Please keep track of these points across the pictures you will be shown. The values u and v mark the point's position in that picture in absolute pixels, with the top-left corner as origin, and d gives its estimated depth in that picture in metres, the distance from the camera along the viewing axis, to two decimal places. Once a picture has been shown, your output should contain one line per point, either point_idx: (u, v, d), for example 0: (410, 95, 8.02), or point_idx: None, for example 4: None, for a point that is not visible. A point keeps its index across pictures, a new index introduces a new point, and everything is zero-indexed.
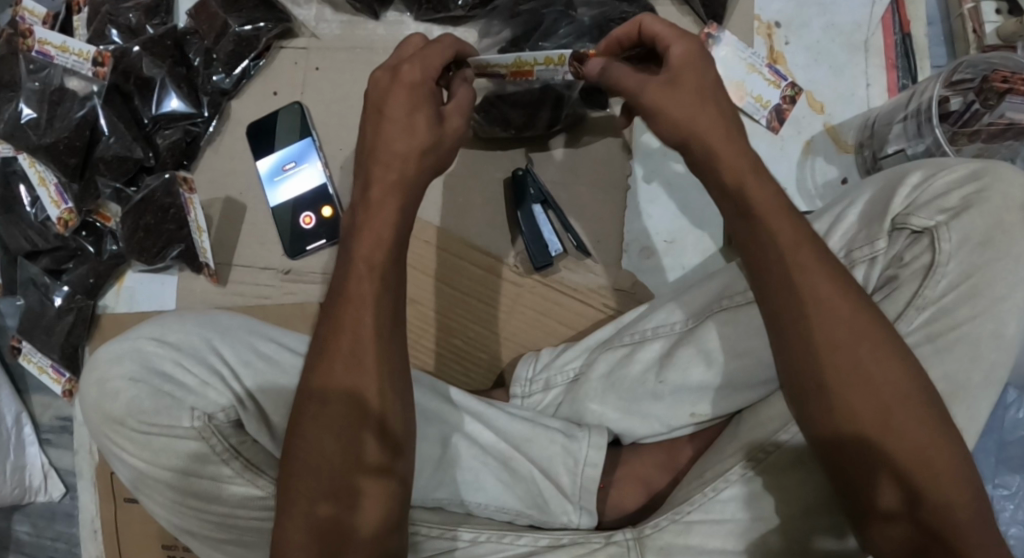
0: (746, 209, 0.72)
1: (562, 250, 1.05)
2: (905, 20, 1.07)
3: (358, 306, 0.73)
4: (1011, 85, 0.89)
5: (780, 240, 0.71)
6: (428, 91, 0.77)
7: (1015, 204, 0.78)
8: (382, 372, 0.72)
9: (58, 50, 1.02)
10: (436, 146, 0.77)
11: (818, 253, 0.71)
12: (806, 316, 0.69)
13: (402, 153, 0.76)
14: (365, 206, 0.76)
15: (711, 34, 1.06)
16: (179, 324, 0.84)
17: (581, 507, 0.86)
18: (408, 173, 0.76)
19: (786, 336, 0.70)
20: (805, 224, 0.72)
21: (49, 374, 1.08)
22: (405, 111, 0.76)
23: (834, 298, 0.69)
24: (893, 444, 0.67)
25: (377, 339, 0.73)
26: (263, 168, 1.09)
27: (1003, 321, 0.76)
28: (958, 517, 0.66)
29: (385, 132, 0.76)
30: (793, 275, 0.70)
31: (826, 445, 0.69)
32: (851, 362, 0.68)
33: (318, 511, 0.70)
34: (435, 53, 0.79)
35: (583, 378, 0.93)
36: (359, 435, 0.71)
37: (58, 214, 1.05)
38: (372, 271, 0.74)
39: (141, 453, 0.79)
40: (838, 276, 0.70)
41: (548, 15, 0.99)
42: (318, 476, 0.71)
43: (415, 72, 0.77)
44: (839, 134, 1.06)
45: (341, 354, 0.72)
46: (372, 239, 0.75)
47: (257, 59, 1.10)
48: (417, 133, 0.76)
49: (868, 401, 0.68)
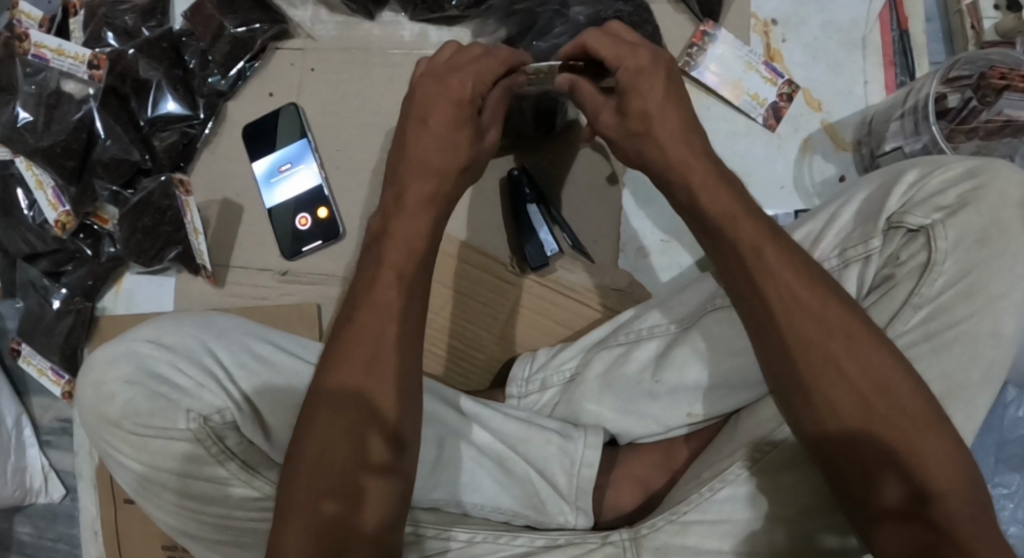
0: (706, 223, 0.73)
1: (557, 249, 1.05)
2: (902, 16, 1.07)
3: (377, 310, 0.73)
4: (1009, 82, 0.88)
5: (742, 250, 0.71)
6: (472, 107, 0.78)
7: (1013, 202, 0.78)
8: (388, 368, 0.72)
9: (54, 53, 1.02)
10: (472, 163, 0.79)
11: (784, 250, 0.71)
12: (775, 316, 0.69)
13: (442, 167, 0.77)
14: (399, 215, 0.76)
15: (706, 32, 1.06)
16: (174, 326, 0.85)
17: (577, 508, 0.86)
18: (444, 188, 0.77)
19: (762, 338, 0.70)
20: (776, 228, 0.72)
21: (48, 376, 1.08)
22: (448, 126, 0.77)
23: (804, 294, 0.69)
24: (881, 437, 0.67)
25: (398, 342, 0.73)
26: (258, 170, 1.09)
27: (1001, 319, 0.76)
28: (956, 507, 0.66)
29: (429, 148, 0.77)
30: (768, 275, 0.70)
31: (820, 442, 0.69)
32: (823, 357, 0.68)
33: (321, 507, 0.69)
34: (484, 67, 0.78)
35: (580, 378, 0.93)
36: (358, 430, 0.70)
37: (55, 217, 1.04)
38: (399, 279, 0.74)
39: (138, 454, 0.79)
40: (807, 271, 0.70)
41: (543, 13, 0.99)
42: (317, 475, 0.69)
43: (463, 88, 0.77)
44: (837, 132, 1.05)
45: (357, 353, 0.72)
46: (403, 247, 0.75)
47: (252, 61, 1.10)
48: (460, 150, 0.77)
49: (850, 395, 0.67)
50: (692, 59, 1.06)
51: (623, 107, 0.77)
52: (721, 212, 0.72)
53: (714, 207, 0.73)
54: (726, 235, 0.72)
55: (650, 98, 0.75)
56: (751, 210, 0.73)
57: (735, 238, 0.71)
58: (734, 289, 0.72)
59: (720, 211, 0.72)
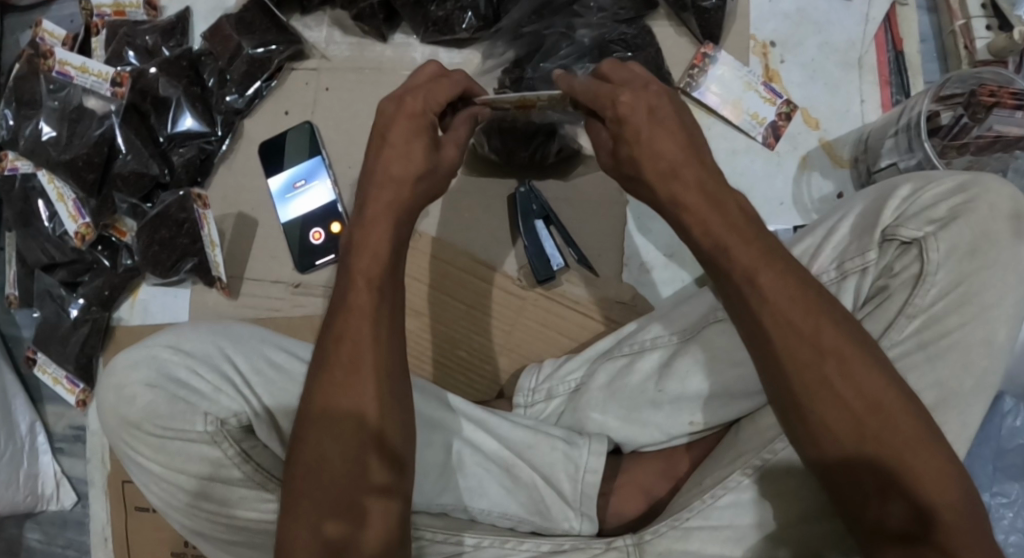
0: (716, 238, 0.71)
1: (563, 264, 1.09)
2: (898, 38, 1.11)
3: (357, 317, 0.74)
4: (998, 99, 0.92)
5: (735, 272, 0.70)
6: (429, 120, 0.79)
7: (1002, 214, 0.80)
8: (377, 381, 0.73)
9: (77, 70, 1.07)
10: (432, 173, 0.79)
11: (778, 266, 0.70)
12: (771, 337, 0.69)
13: (399, 176, 0.77)
14: (360, 222, 0.77)
15: (707, 54, 1.10)
16: (193, 333, 0.86)
17: (581, 514, 0.88)
18: (403, 196, 0.77)
19: (761, 357, 0.70)
20: (773, 243, 0.71)
21: (63, 385, 1.11)
22: (406, 138, 0.77)
23: (797, 316, 0.69)
24: (877, 455, 0.68)
25: (376, 347, 0.73)
26: (274, 185, 1.12)
27: (992, 327, 0.78)
28: (948, 520, 0.67)
29: (398, 156, 0.77)
30: (761, 299, 0.69)
31: (816, 458, 0.69)
32: (819, 378, 0.68)
33: (326, 520, 0.71)
34: (440, 87, 0.80)
35: (584, 388, 0.95)
36: (363, 445, 0.72)
37: (76, 228, 1.08)
38: (370, 284, 0.75)
39: (157, 456, 0.81)
40: (802, 290, 0.70)
41: (549, 36, 1.05)
42: (325, 486, 0.71)
43: (418, 101, 0.78)
44: (835, 150, 1.09)
45: (341, 363, 0.73)
46: (370, 254, 0.76)
47: (269, 80, 1.14)
48: (423, 161, 0.78)
49: (842, 416, 0.68)
50: (693, 80, 1.10)
51: (618, 152, 0.76)
52: (715, 241, 0.71)
53: (707, 233, 0.71)
54: (731, 254, 0.70)
55: (641, 125, 0.74)
56: (748, 231, 0.71)
57: (731, 257, 0.70)
58: (735, 309, 0.71)
59: (743, 228, 0.71)
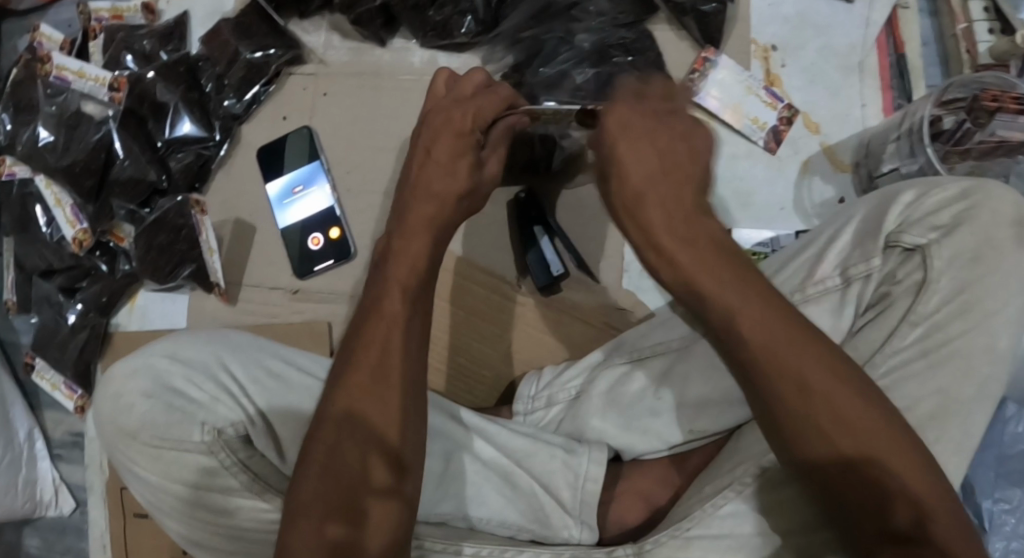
0: (689, 256, 0.68)
1: (563, 270, 1.07)
2: (899, 41, 1.10)
3: (388, 323, 0.74)
4: (1000, 104, 0.91)
5: (708, 286, 0.68)
6: (475, 138, 0.79)
7: (1006, 220, 0.79)
8: (401, 390, 0.72)
9: (75, 75, 1.08)
10: (473, 192, 0.79)
11: (753, 278, 0.69)
12: (753, 356, 0.67)
13: (440, 193, 0.77)
14: (399, 234, 0.77)
15: (708, 58, 1.09)
16: (190, 342, 0.86)
17: (582, 523, 0.86)
18: (445, 212, 0.78)
19: (746, 373, 0.68)
20: (738, 255, 0.70)
21: (61, 391, 1.12)
22: (449, 154, 0.78)
23: (778, 328, 0.67)
24: (870, 464, 0.66)
25: (403, 357, 0.73)
26: (272, 191, 1.12)
27: (996, 335, 0.77)
28: (948, 526, 0.65)
29: (439, 172, 0.78)
30: (739, 313, 0.67)
31: (814, 472, 0.67)
32: (806, 391, 0.66)
33: (328, 528, 0.69)
34: (488, 101, 0.80)
35: (584, 395, 0.95)
36: (370, 451, 0.71)
37: (72, 234, 1.07)
38: (406, 294, 0.75)
39: (153, 465, 0.80)
40: (776, 301, 0.68)
41: (549, 41, 1.05)
42: (317, 500, 0.70)
43: (465, 119, 0.79)
44: (836, 154, 1.08)
45: (365, 368, 0.73)
46: (409, 263, 0.76)
47: (267, 85, 1.13)
48: (465, 178, 0.78)
49: (836, 425, 0.66)
50: (694, 84, 1.09)
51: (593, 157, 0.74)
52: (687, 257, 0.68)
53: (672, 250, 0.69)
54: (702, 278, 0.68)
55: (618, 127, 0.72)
56: (721, 245, 0.69)
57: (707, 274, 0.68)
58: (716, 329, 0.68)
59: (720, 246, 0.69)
